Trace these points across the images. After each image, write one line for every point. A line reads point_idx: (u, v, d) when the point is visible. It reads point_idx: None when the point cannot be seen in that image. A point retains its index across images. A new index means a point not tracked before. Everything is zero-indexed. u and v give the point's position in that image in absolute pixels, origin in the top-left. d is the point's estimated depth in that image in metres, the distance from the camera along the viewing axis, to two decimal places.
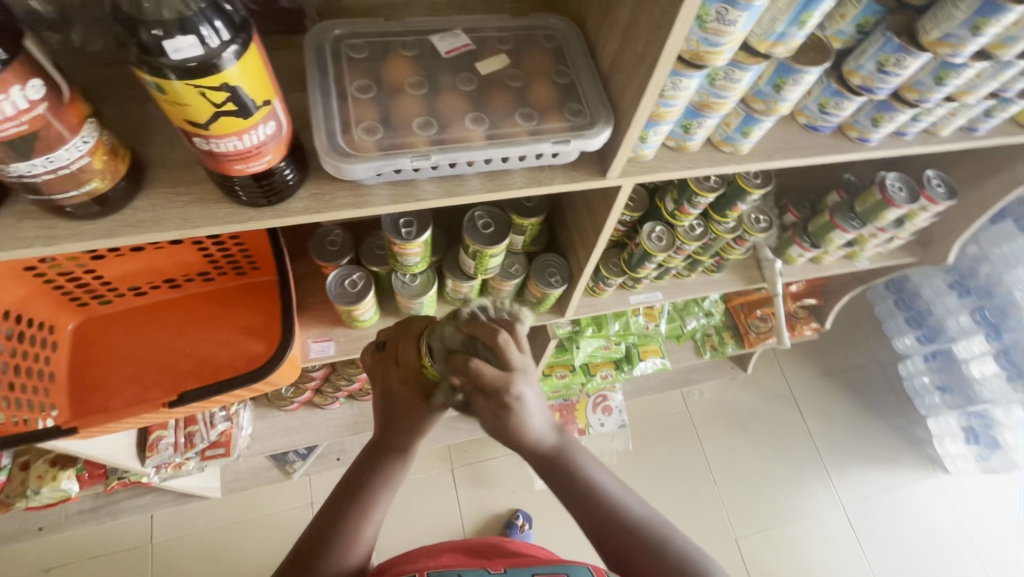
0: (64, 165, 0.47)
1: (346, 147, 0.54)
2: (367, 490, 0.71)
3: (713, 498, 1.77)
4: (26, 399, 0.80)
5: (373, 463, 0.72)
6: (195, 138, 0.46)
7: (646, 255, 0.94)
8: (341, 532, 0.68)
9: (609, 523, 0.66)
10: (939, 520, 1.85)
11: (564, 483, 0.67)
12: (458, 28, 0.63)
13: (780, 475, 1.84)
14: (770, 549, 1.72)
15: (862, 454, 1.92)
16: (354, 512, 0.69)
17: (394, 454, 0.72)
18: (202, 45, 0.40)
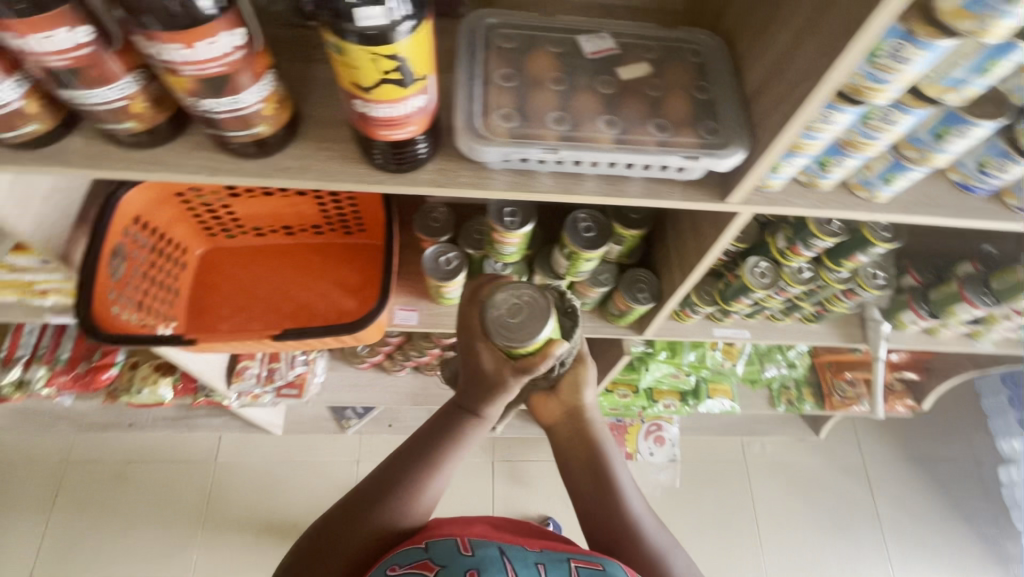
0: (243, 107, 0.53)
1: (481, 129, 0.57)
2: (432, 453, 0.76)
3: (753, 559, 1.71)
4: (155, 307, 0.91)
5: (448, 422, 0.77)
6: (356, 100, 0.50)
7: (744, 289, 0.90)
8: (395, 496, 0.74)
9: (611, 518, 0.76)
10: None
11: (585, 460, 0.80)
12: (606, 31, 0.63)
13: (835, 556, 1.71)
14: None
15: (935, 556, 1.74)
16: (409, 481, 0.74)
17: (461, 423, 0.76)
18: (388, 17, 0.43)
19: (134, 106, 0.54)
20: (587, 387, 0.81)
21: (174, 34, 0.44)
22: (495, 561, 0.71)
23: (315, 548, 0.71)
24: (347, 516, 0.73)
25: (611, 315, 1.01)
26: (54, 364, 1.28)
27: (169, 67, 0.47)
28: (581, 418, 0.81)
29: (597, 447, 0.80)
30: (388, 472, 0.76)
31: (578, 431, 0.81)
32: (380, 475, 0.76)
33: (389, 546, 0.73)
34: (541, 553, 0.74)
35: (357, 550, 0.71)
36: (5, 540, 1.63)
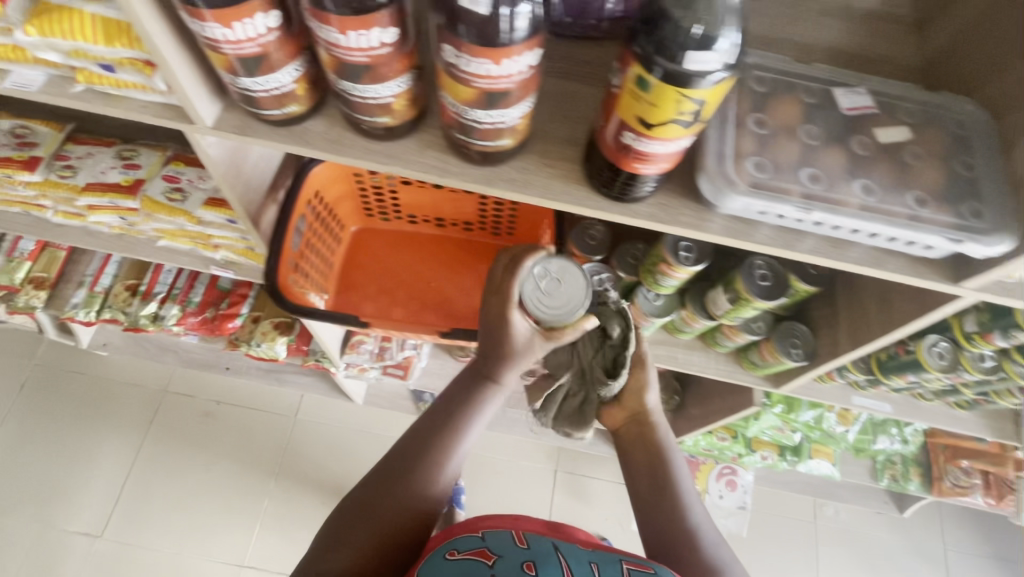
0: (503, 121, 0.52)
1: (729, 175, 0.55)
2: (454, 422, 0.74)
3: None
4: (315, 278, 0.94)
5: (468, 391, 0.75)
6: (627, 133, 0.49)
7: (914, 366, 0.84)
8: (422, 465, 0.71)
9: (670, 522, 0.77)
10: None
11: (647, 464, 0.81)
12: (865, 87, 0.59)
13: None
14: None
15: None
16: (433, 452, 0.72)
17: (479, 386, 0.74)
18: (711, 62, 0.41)
19: (396, 103, 0.55)
20: (649, 393, 0.83)
21: (489, 50, 0.44)
22: (548, 555, 0.69)
23: (343, 522, 0.68)
24: (376, 490, 0.70)
25: (750, 361, 0.98)
26: (186, 305, 1.36)
27: (462, 78, 0.47)
28: (643, 421, 0.84)
29: (660, 452, 0.82)
30: (413, 444, 0.73)
31: (642, 437, 0.83)
32: (405, 448, 0.73)
33: (419, 518, 0.70)
34: (593, 554, 0.72)
35: (386, 525, 0.68)
36: (102, 453, 1.75)
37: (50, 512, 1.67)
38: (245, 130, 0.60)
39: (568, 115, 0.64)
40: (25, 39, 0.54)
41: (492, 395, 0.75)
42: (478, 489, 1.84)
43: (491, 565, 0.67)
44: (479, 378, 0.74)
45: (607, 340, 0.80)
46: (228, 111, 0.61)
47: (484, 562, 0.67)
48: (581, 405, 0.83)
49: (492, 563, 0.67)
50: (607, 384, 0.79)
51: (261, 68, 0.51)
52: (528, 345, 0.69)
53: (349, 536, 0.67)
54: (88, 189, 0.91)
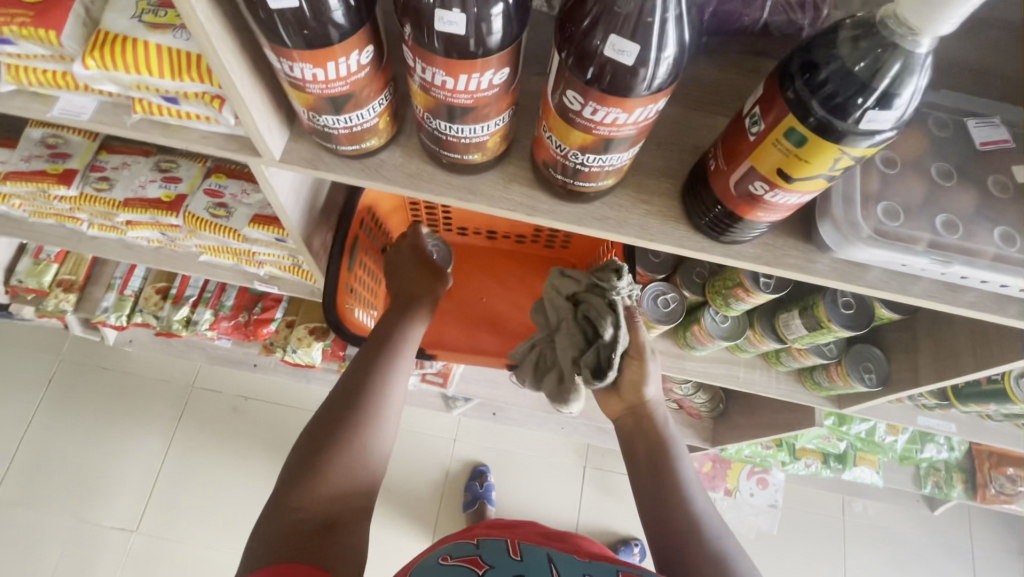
0: (615, 164, 0.47)
1: (855, 221, 0.50)
2: (378, 362, 0.74)
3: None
4: (364, 294, 0.91)
5: (385, 334, 0.77)
6: (763, 185, 0.44)
7: (1001, 397, 0.81)
8: (355, 406, 0.69)
9: (674, 518, 0.70)
10: None
11: (646, 454, 0.76)
12: (1000, 117, 0.54)
13: None
14: None
15: None
16: (364, 394, 0.70)
17: (401, 316, 0.79)
18: (892, 124, 0.37)
19: (491, 141, 0.50)
20: (650, 386, 0.77)
21: (619, 100, 0.39)
22: (541, 565, 0.69)
23: (298, 476, 0.63)
24: (314, 445, 0.66)
25: (816, 382, 0.95)
26: (219, 310, 1.33)
27: (582, 124, 0.42)
28: (642, 414, 0.78)
29: (662, 445, 0.76)
30: (341, 394, 0.71)
31: (640, 428, 0.78)
32: (335, 402, 0.70)
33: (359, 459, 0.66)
34: (589, 564, 0.71)
35: (346, 462, 0.65)
36: (129, 450, 1.74)
37: (82, 510, 1.66)
38: (316, 164, 0.55)
39: (663, 144, 0.59)
40: (82, 73, 0.52)
41: (416, 325, 0.80)
42: (507, 485, 1.83)
43: (482, 571, 0.67)
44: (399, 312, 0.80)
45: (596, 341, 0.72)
46: (296, 142, 0.56)
47: (474, 569, 0.67)
48: (558, 379, 0.77)
49: (482, 570, 0.67)
50: (590, 381, 0.70)
51: (346, 106, 0.46)
52: (436, 287, 0.84)
53: (307, 482, 0.62)
54: (127, 205, 0.86)
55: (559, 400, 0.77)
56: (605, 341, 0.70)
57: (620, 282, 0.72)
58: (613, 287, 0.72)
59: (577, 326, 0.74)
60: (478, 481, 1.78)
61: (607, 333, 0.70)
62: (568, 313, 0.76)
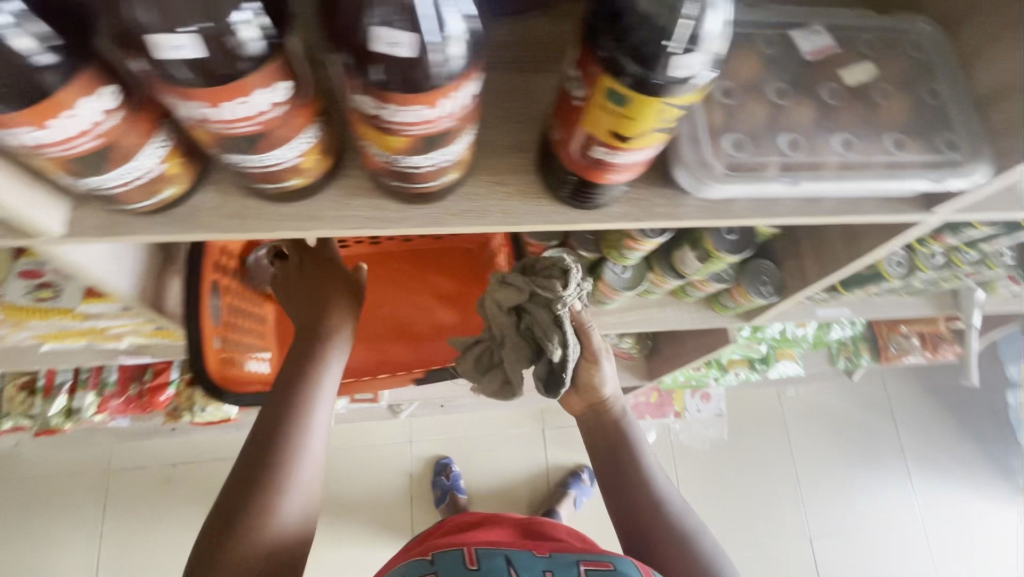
0: (447, 157, 0.43)
1: (703, 160, 0.49)
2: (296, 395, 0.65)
3: (792, 493, 1.93)
4: (243, 340, 0.83)
5: (300, 359, 0.68)
6: (600, 147, 0.41)
7: (877, 278, 0.87)
8: (275, 451, 0.62)
9: (639, 506, 0.77)
10: (1000, 549, 1.98)
11: (608, 448, 0.81)
12: (820, 24, 0.54)
13: (863, 482, 1.99)
14: (839, 552, 1.90)
15: (949, 474, 2.05)
16: (285, 435, 0.63)
17: (315, 342, 0.69)
18: (704, 65, 0.34)
19: (306, 161, 0.43)
20: (606, 385, 0.78)
21: (414, 96, 0.34)
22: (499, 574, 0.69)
23: (218, 541, 0.58)
24: (232, 504, 0.60)
25: (723, 305, 0.98)
26: (103, 389, 1.18)
27: (390, 127, 0.37)
28: (598, 410, 0.81)
29: (621, 438, 0.81)
30: (259, 437, 0.63)
31: (600, 426, 0.82)
32: (252, 448, 0.63)
33: (288, 507, 0.61)
34: (549, 561, 0.71)
35: (272, 520, 0.59)
36: (56, 560, 1.56)
37: None
38: (114, 229, 0.46)
39: (505, 116, 0.54)
40: None
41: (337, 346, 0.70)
42: (473, 470, 1.83)
43: None
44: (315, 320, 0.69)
45: (544, 357, 0.67)
46: (82, 209, 0.47)
47: None
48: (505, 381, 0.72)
49: None
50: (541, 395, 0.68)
51: (110, 162, 0.38)
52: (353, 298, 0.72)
53: (234, 541, 0.58)
54: None
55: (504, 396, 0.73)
56: (555, 362, 0.66)
57: (565, 289, 0.66)
58: (559, 297, 0.65)
59: (521, 339, 0.68)
60: (443, 475, 1.76)
61: (556, 354, 0.65)
62: (511, 325, 0.69)
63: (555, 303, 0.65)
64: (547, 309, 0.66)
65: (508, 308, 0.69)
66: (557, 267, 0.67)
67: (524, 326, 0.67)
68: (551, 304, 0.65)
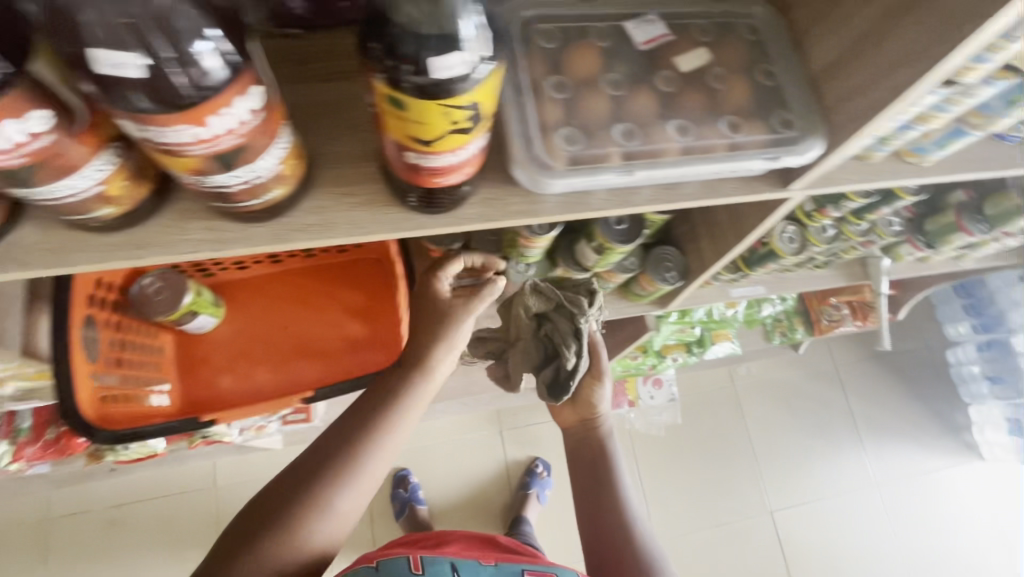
0: (257, 176, 0.42)
1: (541, 156, 0.49)
2: (368, 423, 0.69)
3: (750, 469, 1.96)
4: (137, 375, 0.80)
5: (387, 387, 0.71)
6: (408, 152, 0.41)
7: (772, 255, 0.89)
8: (330, 468, 0.65)
9: (606, 521, 0.79)
10: (954, 503, 2.04)
11: (588, 461, 0.86)
12: (654, 13, 0.55)
13: (817, 452, 2.04)
14: (799, 521, 1.94)
15: (898, 436, 2.12)
16: (344, 457, 0.66)
17: (406, 376, 0.72)
18: (470, 64, 0.34)
19: (111, 189, 0.42)
20: (602, 402, 0.88)
21: (174, 116, 0.33)
22: None
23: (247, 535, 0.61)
24: (272, 505, 0.63)
25: (634, 294, 0.99)
26: (16, 436, 1.12)
27: (169, 149, 0.36)
28: (588, 424, 0.89)
29: (605, 455, 0.86)
30: (319, 450, 0.67)
31: (587, 442, 0.88)
32: (310, 457, 0.67)
33: (320, 523, 0.63)
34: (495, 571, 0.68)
35: (301, 534, 0.61)
36: None
37: None
38: None
39: (349, 124, 0.53)
40: None
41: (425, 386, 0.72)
42: (432, 480, 1.81)
43: None
44: (427, 346, 0.72)
45: (557, 363, 0.83)
46: None
47: None
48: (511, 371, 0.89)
49: None
50: (545, 396, 0.83)
51: None
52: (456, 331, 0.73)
53: (260, 540, 0.60)
54: None
55: (507, 387, 0.92)
56: (566, 368, 0.81)
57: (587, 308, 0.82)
58: (580, 314, 0.81)
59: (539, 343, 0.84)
60: (402, 487, 1.74)
61: (570, 360, 0.80)
62: (532, 332, 0.85)
63: (577, 319, 0.81)
64: (565, 323, 0.82)
65: (532, 315, 0.84)
66: (583, 289, 0.85)
67: (543, 332, 0.83)
68: (573, 319, 0.82)
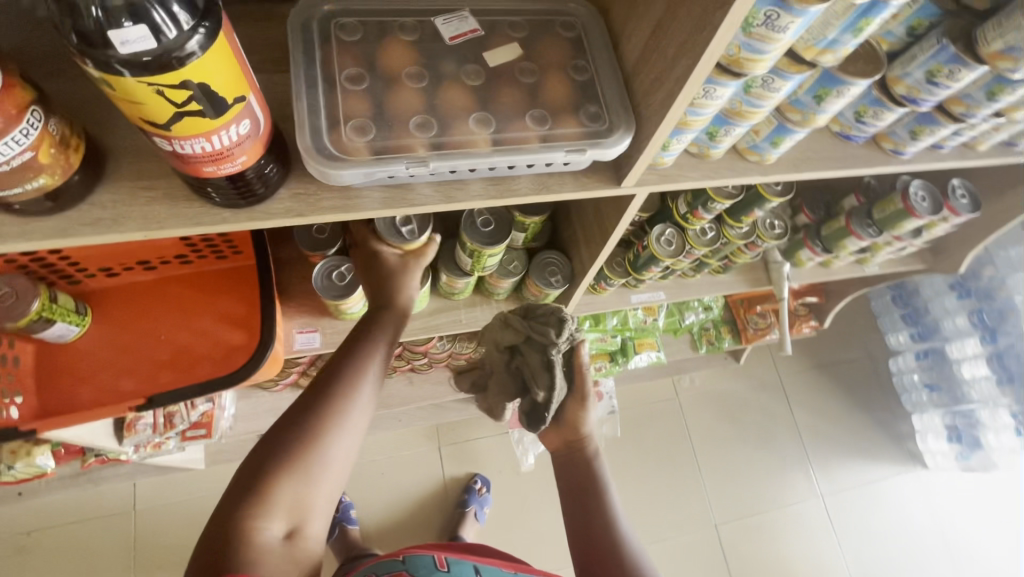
0: (2, 162, 0.40)
1: (333, 148, 0.48)
2: (351, 360, 0.65)
3: (695, 485, 1.82)
4: None
5: (366, 326, 0.68)
6: (155, 138, 0.40)
7: (653, 259, 0.89)
8: (322, 407, 0.61)
9: (598, 541, 0.68)
10: (913, 515, 1.90)
11: (573, 477, 0.74)
12: (466, 10, 0.56)
13: (770, 465, 1.89)
14: (746, 535, 1.79)
15: (846, 451, 1.95)
16: (334, 396, 0.62)
17: (378, 315, 0.68)
18: (157, 37, 0.33)
19: None
20: (591, 422, 0.74)
21: None
22: None
23: (248, 485, 0.56)
24: (269, 451, 0.58)
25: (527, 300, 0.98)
26: None
27: None
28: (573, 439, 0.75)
29: (597, 474, 0.74)
30: (309, 393, 0.62)
31: (576, 466, 0.74)
32: (300, 403, 0.62)
33: (323, 462, 0.59)
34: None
35: (305, 475, 0.58)
36: None
37: None
38: None
39: None
40: None
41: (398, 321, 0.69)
42: (361, 499, 1.56)
43: None
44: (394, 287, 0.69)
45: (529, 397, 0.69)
46: None
47: None
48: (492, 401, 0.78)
49: None
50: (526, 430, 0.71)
51: None
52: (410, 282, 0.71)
53: (264, 488, 0.56)
54: None
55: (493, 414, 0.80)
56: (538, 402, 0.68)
57: (559, 336, 0.67)
58: (552, 343, 0.67)
59: (511, 375, 0.72)
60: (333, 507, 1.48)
61: (540, 395, 0.67)
62: (505, 362, 0.72)
63: (548, 347, 0.67)
64: (534, 351, 0.68)
65: (503, 346, 0.72)
66: (554, 314, 0.68)
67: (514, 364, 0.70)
68: (544, 347, 0.67)
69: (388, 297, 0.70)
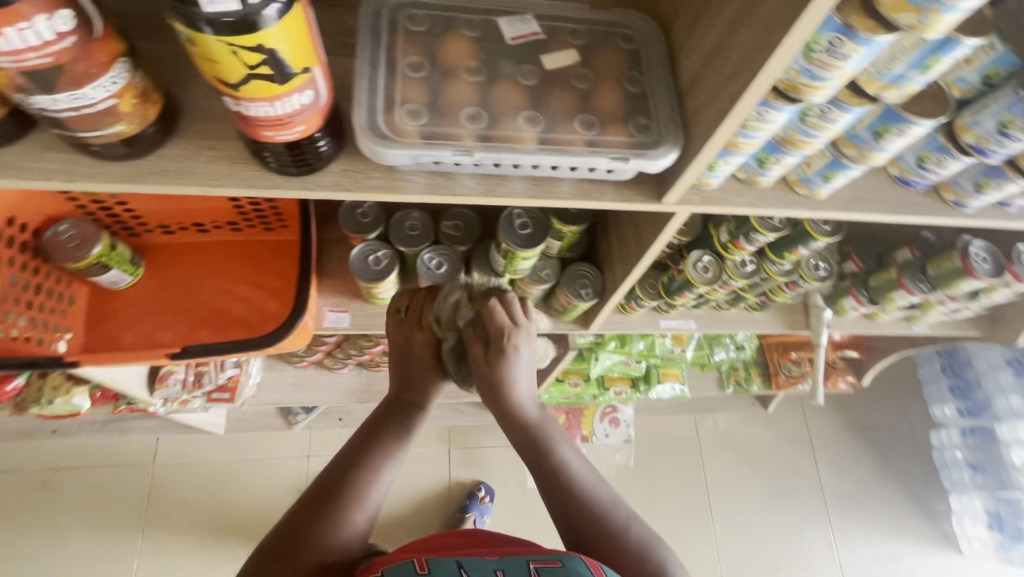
0: (88, 104, 0.43)
1: (385, 128, 0.50)
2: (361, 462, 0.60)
3: (705, 530, 1.75)
4: (42, 318, 0.82)
5: (381, 426, 0.63)
6: (225, 97, 0.43)
7: (687, 284, 0.88)
8: (324, 517, 0.55)
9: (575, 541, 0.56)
10: None
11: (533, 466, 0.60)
12: (529, 13, 0.58)
13: (789, 524, 1.80)
14: None
15: (874, 521, 1.83)
16: (338, 502, 0.56)
17: (398, 418, 0.63)
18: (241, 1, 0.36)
19: None
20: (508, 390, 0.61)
21: None
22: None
23: None
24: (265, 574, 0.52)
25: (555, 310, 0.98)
26: None
27: None
28: (552, 416, 0.64)
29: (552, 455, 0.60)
30: (311, 500, 0.57)
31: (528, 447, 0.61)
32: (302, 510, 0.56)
33: None
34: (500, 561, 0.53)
35: None
36: None
37: None
38: None
39: None
40: None
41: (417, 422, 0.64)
42: None
43: None
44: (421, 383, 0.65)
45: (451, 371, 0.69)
46: None
47: None
48: None
49: None
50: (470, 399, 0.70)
51: None
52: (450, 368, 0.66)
53: None
54: None
55: None
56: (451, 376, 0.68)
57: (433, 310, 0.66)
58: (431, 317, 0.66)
59: None
60: None
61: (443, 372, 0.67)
62: None
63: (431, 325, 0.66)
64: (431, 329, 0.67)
65: None
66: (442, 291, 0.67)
67: None
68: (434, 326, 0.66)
69: (418, 399, 0.65)
